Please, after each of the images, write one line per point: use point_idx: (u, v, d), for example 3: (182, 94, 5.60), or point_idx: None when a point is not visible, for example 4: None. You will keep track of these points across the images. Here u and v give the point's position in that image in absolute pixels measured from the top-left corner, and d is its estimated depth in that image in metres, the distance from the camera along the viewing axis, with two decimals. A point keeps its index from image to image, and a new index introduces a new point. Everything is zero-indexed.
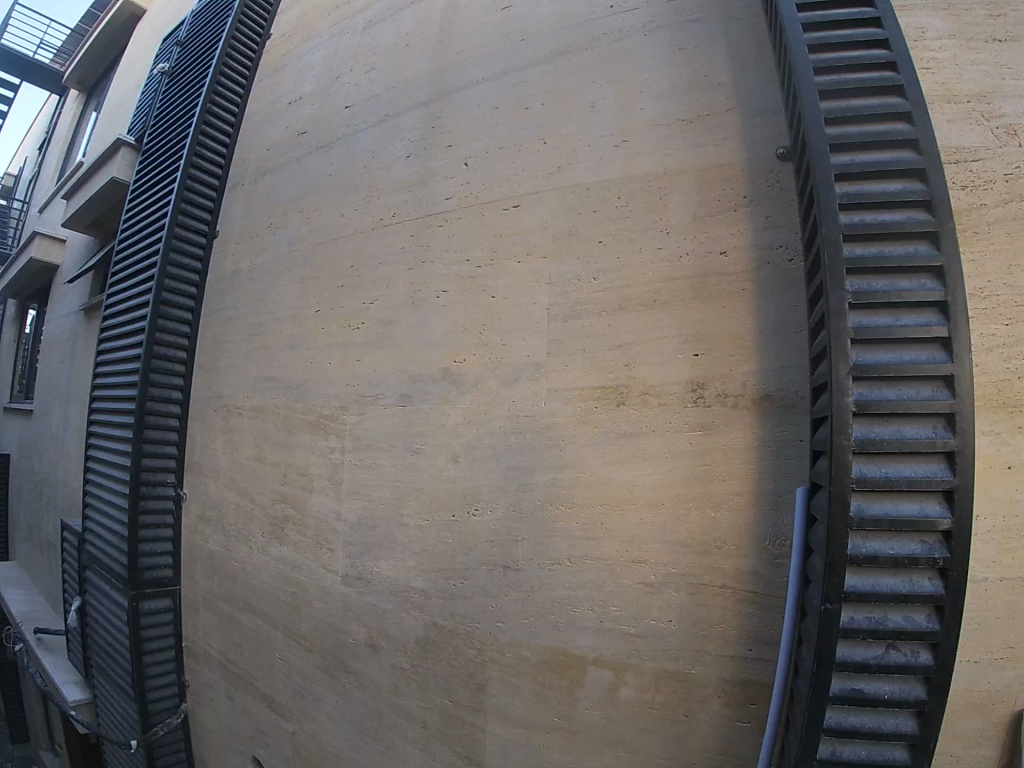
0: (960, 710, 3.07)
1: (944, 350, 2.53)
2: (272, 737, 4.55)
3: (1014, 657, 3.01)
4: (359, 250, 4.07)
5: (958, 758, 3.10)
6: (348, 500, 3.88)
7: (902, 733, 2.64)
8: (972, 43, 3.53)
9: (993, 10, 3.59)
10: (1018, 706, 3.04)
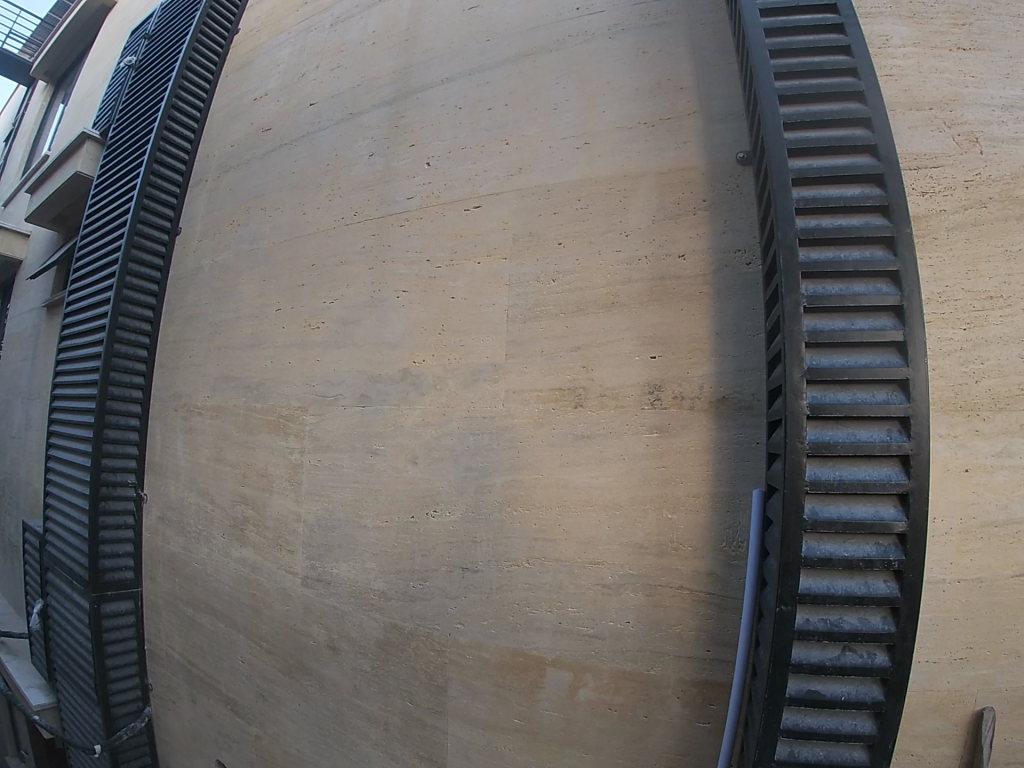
0: (919, 709, 3.11)
1: (898, 353, 2.55)
2: (235, 740, 4.48)
3: (972, 657, 3.05)
4: (320, 248, 4.01)
5: (918, 756, 3.15)
6: (307, 502, 3.82)
7: (859, 733, 2.66)
8: (936, 51, 3.59)
9: (957, 19, 3.66)
10: (977, 705, 3.08)
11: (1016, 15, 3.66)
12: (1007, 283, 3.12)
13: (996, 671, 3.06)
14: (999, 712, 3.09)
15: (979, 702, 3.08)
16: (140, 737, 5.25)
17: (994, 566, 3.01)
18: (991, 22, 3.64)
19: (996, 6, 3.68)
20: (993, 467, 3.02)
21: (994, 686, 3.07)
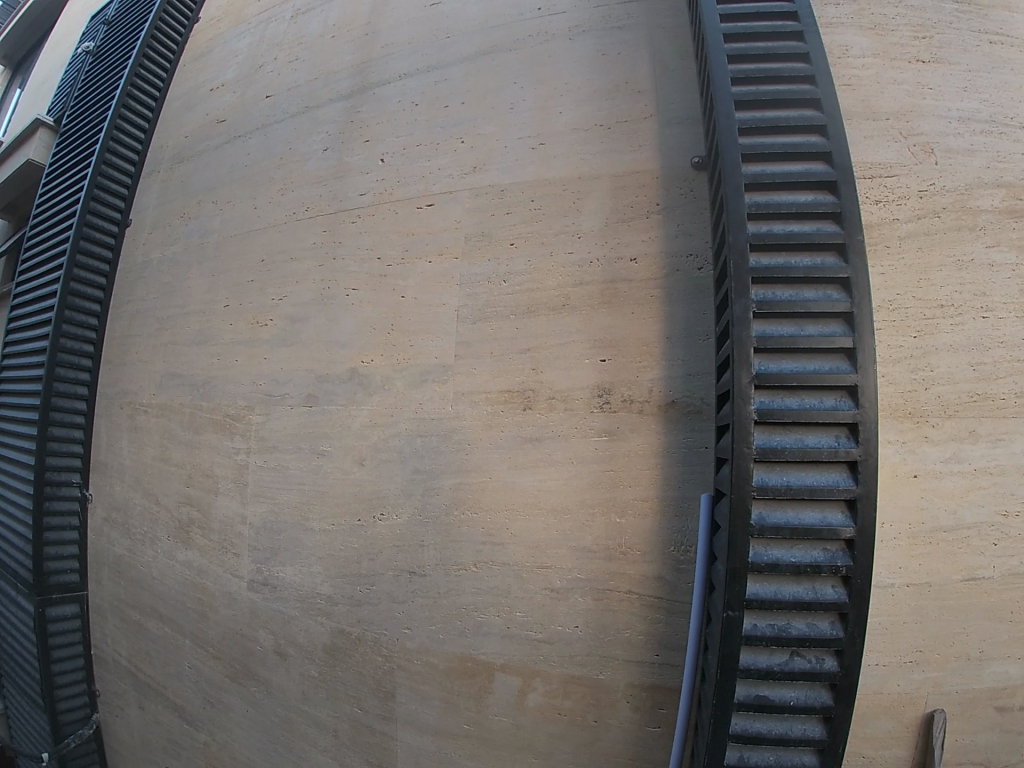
0: (870, 711, 3.14)
1: (848, 360, 2.54)
2: (183, 748, 4.34)
3: (922, 659, 3.08)
4: (270, 244, 3.90)
5: (869, 758, 3.19)
6: (253, 504, 3.71)
7: (809, 738, 2.66)
8: (896, 62, 3.63)
9: (917, 32, 3.72)
10: (928, 707, 3.12)
11: (974, 31, 3.74)
12: (957, 292, 3.17)
13: (946, 674, 3.09)
14: (950, 715, 3.12)
15: (930, 704, 3.11)
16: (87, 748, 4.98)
17: (942, 571, 3.05)
18: (950, 36, 3.72)
19: (956, 21, 3.75)
20: (941, 473, 3.05)
21: (944, 688, 3.10)
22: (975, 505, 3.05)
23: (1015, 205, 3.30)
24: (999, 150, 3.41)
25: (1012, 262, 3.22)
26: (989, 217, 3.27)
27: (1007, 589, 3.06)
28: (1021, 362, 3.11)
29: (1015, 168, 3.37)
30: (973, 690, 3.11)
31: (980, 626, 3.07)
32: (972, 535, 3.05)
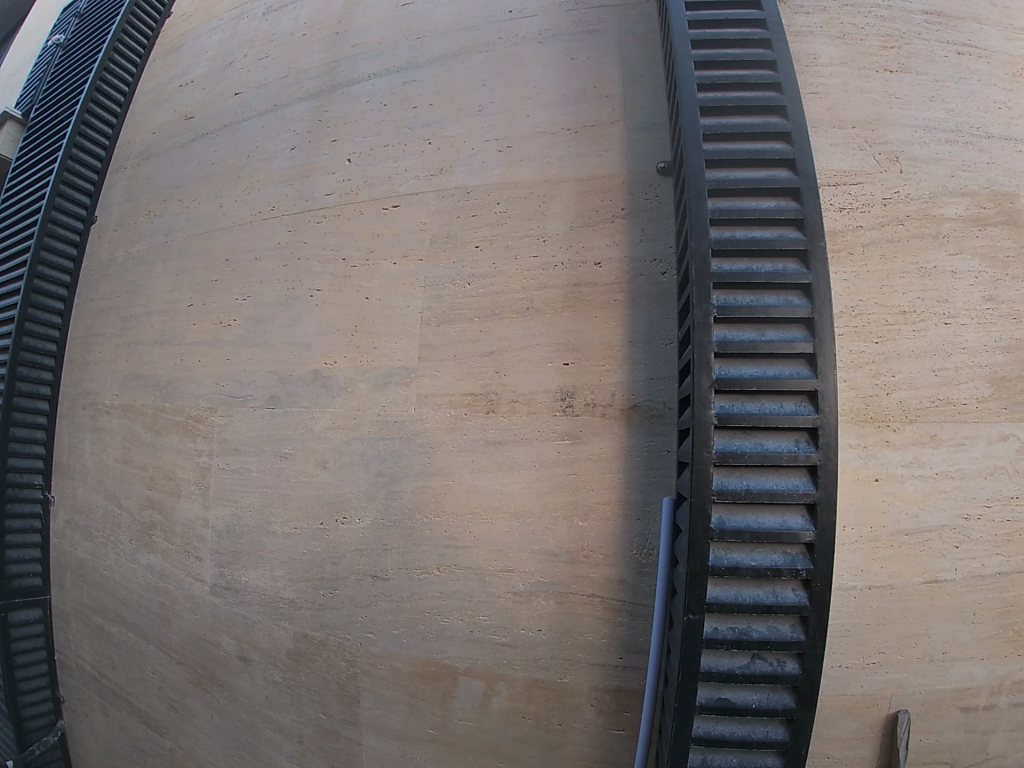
0: (835, 713, 3.18)
1: (808, 365, 2.56)
2: (149, 753, 4.26)
3: (886, 660, 3.12)
4: (235, 244, 3.85)
5: (835, 758, 3.23)
6: (215, 507, 3.64)
7: (772, 740, 2.68)
8: (863, 72, 3.68)
9: (886, 42, 3.77)
10: (892, 707, 3.15)
11: (943, 42, 3.81)
12: (919, 299, 3.21)
13: (908, 675, 3.13)
14: (914, 715, 3.17)
15: (894, 704, 3.15)
16: (53, 754, 4.87)
17: (903, 573, 3.09)
18: (918, 46, 3.77)
19: (925, 32, 3.82)
20: (902, 477, 3.09)
21: (907, 689, 3.14)
22: (936, 508, 3.10)
23: (978, 214, 3.37)
24: (964, 159, 3.47)
25: (974, 269, 3.28)
26: (952, 224, 3.33)
27: (968, 590, 3.11)
28: (982, 368, 3.17)
29: (979, 177, 3.44)
30: (936, 691, 3.15)
31: (941, 627, 3.12)
32: (934, 538, 3.09)
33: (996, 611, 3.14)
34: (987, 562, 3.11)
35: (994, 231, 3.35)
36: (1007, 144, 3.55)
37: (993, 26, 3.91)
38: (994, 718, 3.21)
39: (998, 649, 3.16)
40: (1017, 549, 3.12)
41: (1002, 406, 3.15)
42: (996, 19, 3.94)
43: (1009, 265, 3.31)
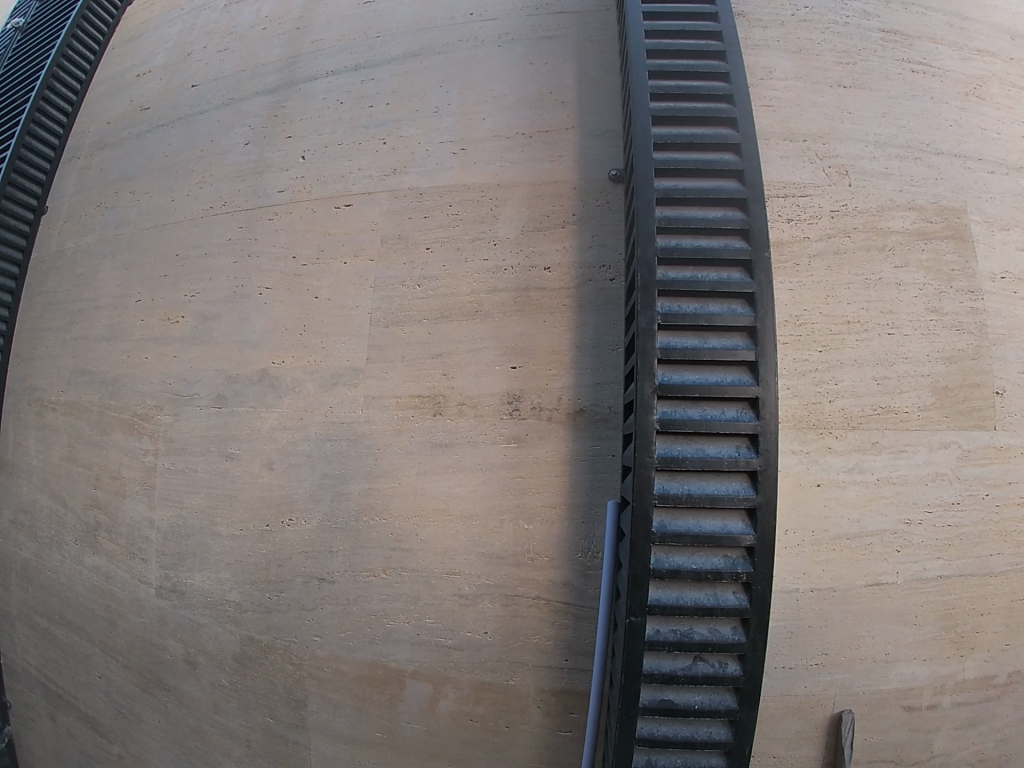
0: (780, 714, 3.23)
1: (750, 373, 2.60)
2: (96, 758, 4.14)
3: (828, 662, 3.18)
4: (185, 239, 3.78)
5: (781, 757, 3.28)
6: (160, 507, 3.56)
7: (715, 741, 2.72)
8: (817, 86, 3.75)
9: (841, 58, 3.85)
10: (835, 708, 3.22)
11: (898, 59, 3.90)
12: (863, 309, 3.28)
13: (851, 675, 3.20)
14: (858, 715, 3.24)
15: (838, 705, 3.22)
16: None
17: (846, 576, 3.15)
18: (873, 64, 3.86)
19: (880, 49, 3.91)
20: (844, 483, 3.15)
21: (850, 690, 3.21)
22: (878, 513, 3.17)
23: (924, 228, 3.46)
24: (913, 174, 3.57)
25: (919, 281, 3.37)
26: (898, 238, 3.42)
27: (909, 593, 3.20)
28: (925, 377, 3.25)
29: (927, 192, 3.53)
30: (879, 691, 3.23)
31: (884, 629, 3.20)
32: (875, 542, 3.16)
33: (937, 613, 3.23)
34: (928, 566, 3.20)
35: (939, 245, 3.45)
36: (956, 161, 3.65)
37: (949, 46, 4.02)
38: (937, 717, 3.30)
39: (940, 650, 3.25)
40: (956, 553, 3.23)
41: (943, 415, 3.25)
42: (951, 39, 4.04)
43: (954, 278, 3.41)
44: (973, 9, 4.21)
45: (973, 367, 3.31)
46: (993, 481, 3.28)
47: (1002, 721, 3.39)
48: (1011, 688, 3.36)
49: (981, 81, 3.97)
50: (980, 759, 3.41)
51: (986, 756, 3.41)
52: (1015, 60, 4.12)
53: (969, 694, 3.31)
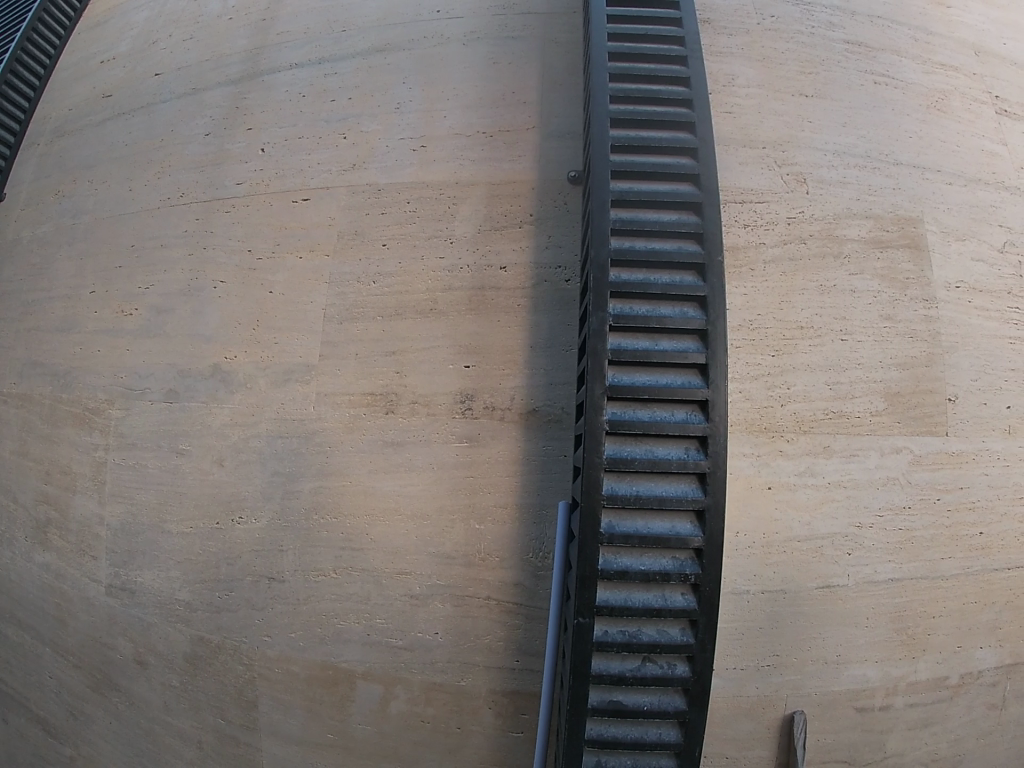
0: (731, 715, 3.25)
1: (700, 375, 2.62)
2: (43, 762, 4.02)
3: (779, 663, 3.21)
4: (141, 230, 3.71)
5: (733, 758, 3.30)
6: (110, 504, 3.47)
7: (664, 742, 2.72)
8: (779, 94, 3.79)
9: (804, 68, 3.90)
10: (787, 709, 3.25)
11: (861, 70, 3.96)
12: (817, 315, 3.32)
13: (803, 676, 3.23)
14: (810, 715, 3.27)
15: (790, 706, 3.25)
16: None
17: (797, 578, 3.18)
18: (836, 74, 3.92)
19: (844, 60, 3.97)
20: (795, 486, 3.18)
21: (802, 691, 3.25)
22: (828, 517, 3.21)
23: (880, 237, 3.52)
24: (870, 183, 3.62)
25: (873, 289, 3.42)
26: (854, 245, 3.47)
27: (860, 596, 3.24)
28: (877, 383, 3.30)
29: (884, 202, 3.59)
30: (831, 693, 3.26)
31: (835, 631, 3.23)
32: (826, 544, 3.20)
33: (889, 616, 3.28)
34: (879, 568, 3.25)
35: (895, 253, 3.51)
36: (914, 172, 3.72)
37: (912, 60, 4.09)
38: (889, 718, 3.34)
39: (892, 652, 3.30)
40: (907, 557, 3.28)
41: (895, 420, 3.30)
42: (915, 53, 4.12)
43: (908, 286, 3.46)
44: (938, 23, 4.29)
45: (926, 373, 3.36)
46: (944, 486, 3.34)
47: (954, 722, 3.44)
48: (963, 690, 3.42)
49: (943, 94, 4.04)
50: (933, 760, 3.45)
51: (939, 756, 3.46)
52: (978, 75, 4.20)
53: (921, 695, 3.36)
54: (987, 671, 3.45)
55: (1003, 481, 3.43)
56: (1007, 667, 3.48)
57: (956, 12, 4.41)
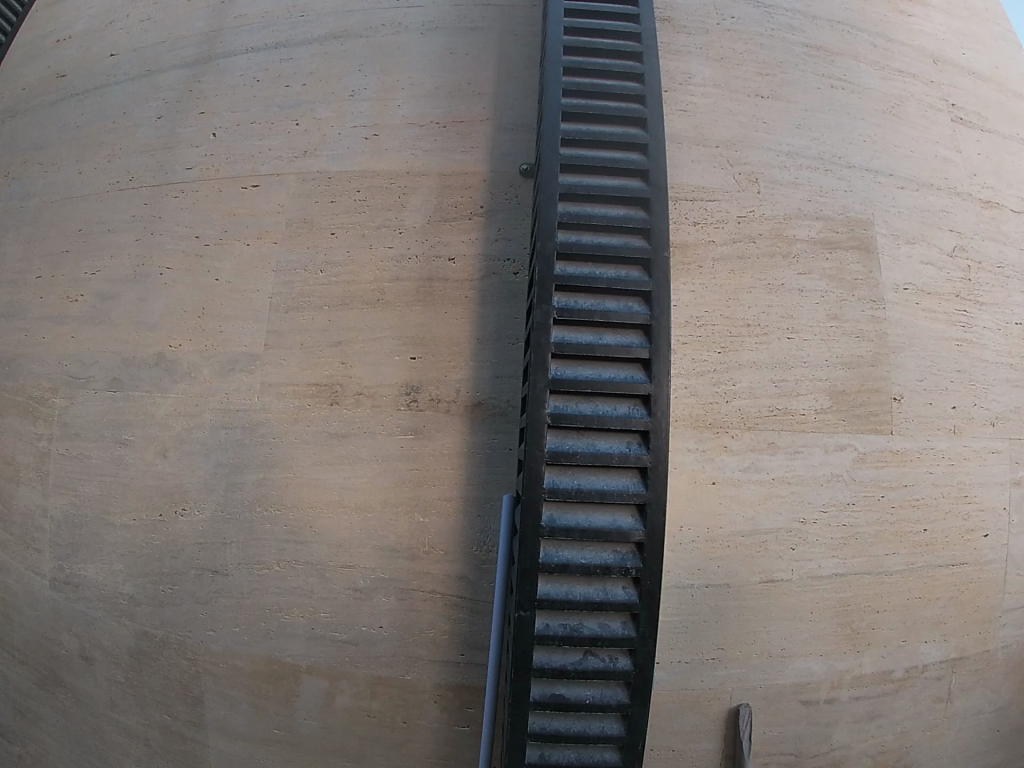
0: (676, 709, 3.28)
1: (643, 369, 2.65)
2: None
3: (724, 656, 3.25)
4: (90, 214, 3.64)
5: (680, 752, 3.33)
6: (53, 495, 3.39)
7: (607, 735, 2.73)
8: (735, 94, 3.83)
9: (761, 69, 3.95)
10: (732, 702, 3.29)
11: (818, 74, 4.03)
12: (764, 314, 3.37)
13: (748, 670, 3.28)
14: (755, 708, 3.32)
15: (735, 699, 3.30)
16: None
17: (741, 573, 3.22)
18: (793, 76, 3.97)
19: (802, 63, 4.03)
20: (740, 481, 3.23)
21: (748, 685, 3.29)
22: (773, 512, 3.26)
23: (830, 238, 3.58)
24: (822, 185, 3.69)
25: (821, 289, 3.48)
26: (803, 245, 3.53)
27: (804, 590, 3.30)
28: (823, 381, 3.36)
29: (835, 203, 3.66)
30: (776, 686, 3.32)
31: (780, 625, 3.29)
32: (770, 539, 3.25)
33: (833, 610, 3.34)
34: (823, 564, 3.31)
35: (844, 254, 3.57)
36: (867, 175, 3.79)
37: (871, 65, 4.16)
38: (835, 710, 3.41)
39: (837, 645, 3.36)
40: (851, 552, 3.35)
41: (840, 418, 3.36)
42: (873, 58, 4.19)
43: (856, 286, 3.53)
44: (898, 30, 4.38)
45: (872, 373, 3.43)
46: (888, 483, 3.41)
47: (900, 714, 3.52)
48: (909, 683, 3.50)
49: (900, 100, 4.12)
50: (880, 752, 3.52)
51: (886, 748, 3.53)
52: (935, 83, 4.30)
53: (866, 688, 3.43)
54: (933, 665, 3.53)
55: (947, 479, 3.52)
56: (952, 661, 3.57)
57: (917, 21, 4.51)
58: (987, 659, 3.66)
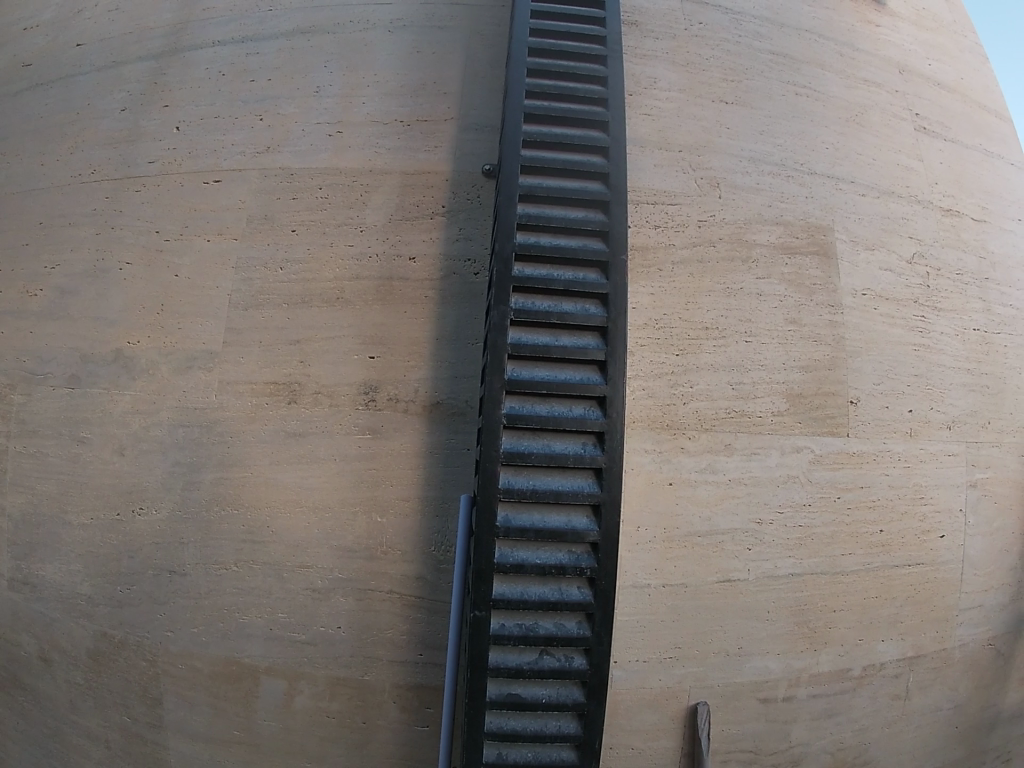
0: (635, 707, 3.30)
1: (599, 371, 2.71)
2: None
3: (681, 655, 3.30)
4: (51, 206, 3.60)
5: (639, 750, 3.33)
6: (11, 493, 3.34)
7: (564, 734, 2.75)
8: (699, 98, 3.89)
9: (726, 75, 4.00)
10: (691, 700, 3.34)
11: (783, 81, 4.10)
12: (722, 317, 3.43)
13: (706, 668, 3.33)
14: (714, 706, 3.37)
15: (693, 698, 3.34)
16: None
17: (697, 573, 3.28)
18: (757, 83, 4.03)
19: (767, 70, 4.09)
20: (696, 481, 3.28)
21: (706, 683, 3.34)
22: (729, 512, 3.32)
23: (790, 242, 3.65)
24: (784, 191, 3.76)
25: (779, 293, 3.55)
26: (763, 250, 3.59)
27: (760, 590, 3.36)
28: (780, 384, 3.43)
29: (797, 209, 3.73)
30: (734, 684, 3.37)
31: (737, 624, 3.35)
32: (726, 539, 3.31)
33: (789, 609, 3.41)
34: (780, 563, 3.37)
35: (803, 260, 3.64)
36: (828, 182, 3.87)
37: (836, 74, 4.25)
38: (792, 708, 3.47)
39: (794, 643, 3.43)
40: (807, 552, 3.41)
41: (797, 419, 3.44)
42: (839, 67, 4.28)
43: (815, 291, 3.61)
44: (863, 40, 4.47)
45: (829, 376, 3.51)
46: (844, 484, 3.49)
47: (858, 712, 3.59)
48: (866, 681, 3.58)
49: (863, 109, 4.21)
50: (839, 749, 3.59)
51: (844, 745, 3.59)
52: (900, 93, 4.40)
53: (824, 686, 3.50)
54: (890, 664, 3.62)
55: (902, 480, 3.60)
56: (909, 659, 3.66)
57: (883, 31, 4.60)
58: (943, 657, 3.75)
